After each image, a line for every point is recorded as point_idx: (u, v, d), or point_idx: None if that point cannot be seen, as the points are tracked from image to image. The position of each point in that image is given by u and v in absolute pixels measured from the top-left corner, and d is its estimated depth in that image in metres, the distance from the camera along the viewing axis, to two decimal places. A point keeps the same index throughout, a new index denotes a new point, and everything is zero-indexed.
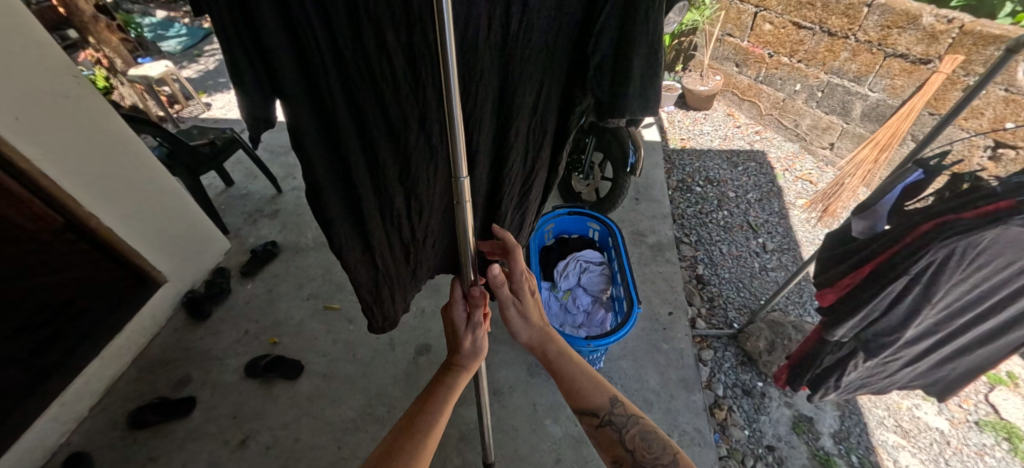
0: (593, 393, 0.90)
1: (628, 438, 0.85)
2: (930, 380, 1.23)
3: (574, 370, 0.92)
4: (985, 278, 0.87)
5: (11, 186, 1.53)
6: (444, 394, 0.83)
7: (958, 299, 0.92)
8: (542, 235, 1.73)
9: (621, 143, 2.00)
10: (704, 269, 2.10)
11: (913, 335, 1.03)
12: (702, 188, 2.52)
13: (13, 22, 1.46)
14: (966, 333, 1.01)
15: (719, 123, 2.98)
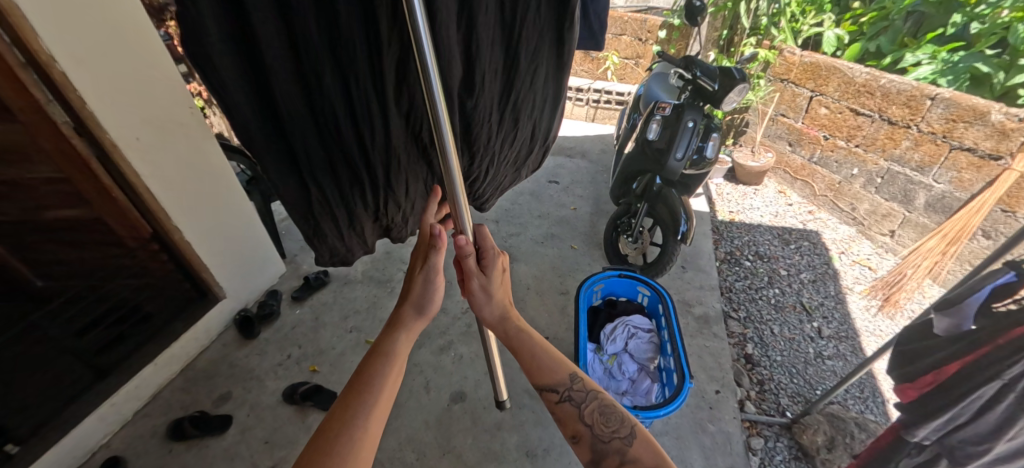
0: (554, 370, 0.99)
1: (587, 413, 0.96)
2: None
3: (530, 346, 1.01)
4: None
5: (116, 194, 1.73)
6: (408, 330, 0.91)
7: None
8: (591, 295, 1.74)
9: (673, 211, 2.03)
10: (753, 348, 2.00)
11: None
12: (751, 263, 2.46)
13: (155, 61, 1.71)
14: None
15: (769, 199, 2.96)
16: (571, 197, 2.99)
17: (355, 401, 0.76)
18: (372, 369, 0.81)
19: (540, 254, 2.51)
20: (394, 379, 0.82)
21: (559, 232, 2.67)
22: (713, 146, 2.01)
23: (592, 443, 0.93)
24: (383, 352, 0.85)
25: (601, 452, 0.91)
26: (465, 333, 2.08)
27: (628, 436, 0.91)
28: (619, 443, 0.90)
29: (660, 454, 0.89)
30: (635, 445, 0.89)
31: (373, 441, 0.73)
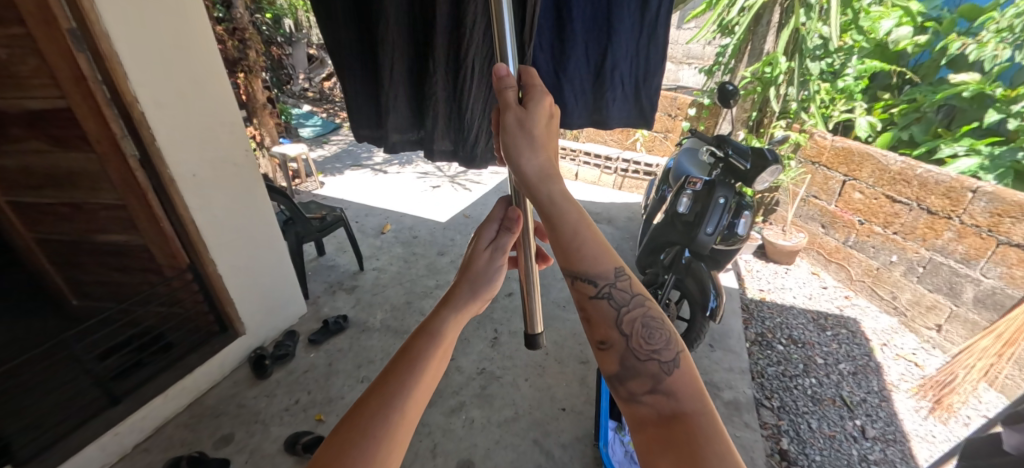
0: (598, 258, 0.77)
1: (626, 320, 0.76)
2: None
3: (577, 216, 0.76)
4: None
5: (164, 224, 1.83)
6: (455, 311, 0.83)
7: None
8: None
9: (702, 285, 1.97)
10: (788, 444, 1.83)
11: None
12: (784, 347, 2.33)
13: (225, 107, 1.89)
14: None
15: (802, 280, 2.86)
16: None
17: (388, 387, 0.67)
18: (410, 348, 0.73)
19: (561, 319, 2.46)
20: (434, 361, 0.73)
21: None
22: (745, 223, 2.00)
23: (624, 358, 0.73)
24: (428, 332, 0.77)
25: (630, 370, 0.72)
26: (478, 395, 1.99)
27: (671, 360, 0.71)
28: (657, 367, 0.71)
29: (705, 395, 0.67)
30: (677, 374, 0.69)
31: (406, 432, 0.64)
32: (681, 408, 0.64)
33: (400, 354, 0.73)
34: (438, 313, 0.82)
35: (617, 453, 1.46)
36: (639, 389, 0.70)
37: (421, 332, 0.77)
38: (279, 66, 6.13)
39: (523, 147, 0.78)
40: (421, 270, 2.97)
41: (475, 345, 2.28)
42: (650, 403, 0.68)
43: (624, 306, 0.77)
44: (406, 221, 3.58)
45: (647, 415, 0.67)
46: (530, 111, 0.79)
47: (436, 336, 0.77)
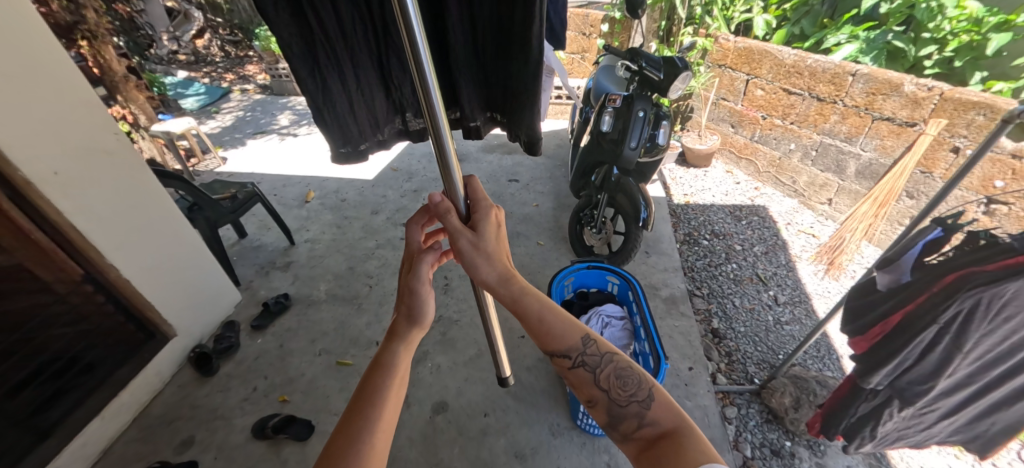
0: (566, 335, 0.81)
1: (603, 378, 0.81)
2: (970, 439, 1.17)
3: (542, 308, 0.81)
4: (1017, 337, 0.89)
5: (39, 234, 1.56)
6: (403, 339, 0.81)
7: (985, 356, 0.94)
8: (562, 289, 1.76)
9: (633, 199, 2.09)
10: (718, 323, 2.10)
11: (950, 391, 1.04)
12: (708, 241, 2.58)
13: (69, 82, 1.55)
14: (992, 397, 1.02)
15: (719, 179, 3.11)
16: (533, 195, 3.02)
17: (353, 430, 0.68)
18: (365, 387, 0.73)
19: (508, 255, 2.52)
20: (392, 392, 0.74)
21: (525, 230, 2.69)
22: (663, 134, 2.09)
23: (610, 409, 0.80)
24: (382, 365, 0.76)
25: (618, 417, 0.78)
26: (440, 341, 2.04)
27: (647, 400, 0.77)
28: (638, 407, 0.77)
29: (679, 412, 0.76)
30: (655, 408, 0.76)
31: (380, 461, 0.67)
32: (664, 431, 0.73)
33: (357, 393, 0.73)
34: (386, 344, 0.80)
35: None
36: (629, 428, 0.77)
37: (374, 369, 0.76)
38: (132, 25, 5.14)
39: (480, 262, 0.82)
40: (358, 233, 2.84)
41: None
42: (641, 435, 0.76)
43: (599, 367, 0.82)
44: (330, 185, 3.35)
45: (640, 448, 0.75)
46: (480, 231, 0.82)
47: (392, 368, 0.76)
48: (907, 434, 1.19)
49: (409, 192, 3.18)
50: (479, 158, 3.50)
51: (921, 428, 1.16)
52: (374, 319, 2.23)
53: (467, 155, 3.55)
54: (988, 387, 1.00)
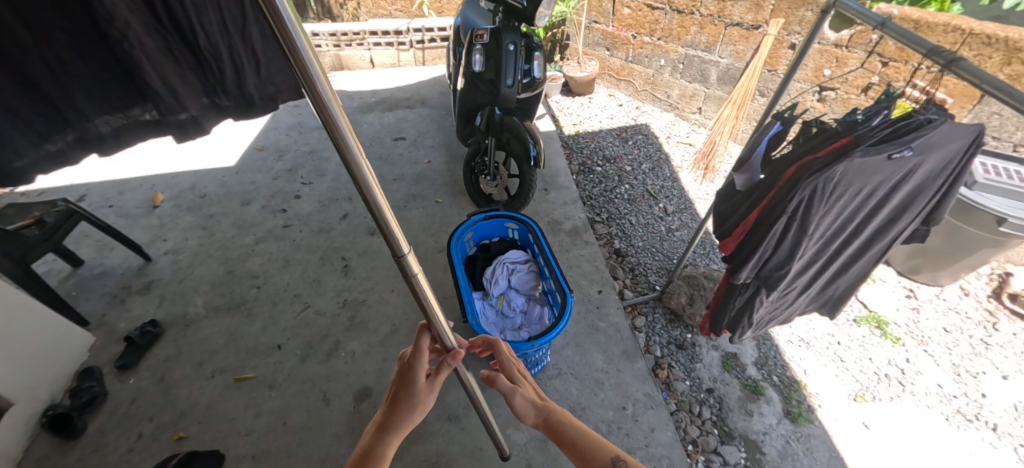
0: (597, 452, 0.78)
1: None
2: (821, 301, 1.34)
3: (577, 432, 0.83)
4: (843, 210, 0.98)
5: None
6: (390, 430, 0.79)
7: (823, 232, 1.02)
8: (463, 244, 1.68)
9: (521, 138, 2.05)
10: (619, 243, 2.22)
11: (803, 271, 1.13)
12: (601, 167, 2.66)
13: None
14: (831, 264, 1.14)
15: (603, 104, 3.17)
16: (424, 152, 2.84)
17: None
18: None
19: (408, 220, 2.37)
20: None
21: (422, 191, 2.54)
22: (538, 66, 2.03)
23: None
24: (375, 449, 0.76)
25: None
26: (351, 327, 1.91)
27: None
28: None
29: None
30: None
31: None
32: None
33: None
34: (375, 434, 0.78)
35: (489, 316, 1.57)
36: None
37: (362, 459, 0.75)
38: None
39: (524, 406, 0.88)
40: (230, 230, 2.46)
41: (328, 282, 2.09)
42: None
43: None
44: (182, 181, 2.81)
45: None
46: (520, 382, 0.90)
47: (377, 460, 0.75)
48: (773, 315, 1.29)
49: (283, 173, 2.79)
50: (358, 121, 3.17)
51: (784, 305, 1.26)
52: (269, 322, 1.99)
53: None
54: (830, 257, 1.11)
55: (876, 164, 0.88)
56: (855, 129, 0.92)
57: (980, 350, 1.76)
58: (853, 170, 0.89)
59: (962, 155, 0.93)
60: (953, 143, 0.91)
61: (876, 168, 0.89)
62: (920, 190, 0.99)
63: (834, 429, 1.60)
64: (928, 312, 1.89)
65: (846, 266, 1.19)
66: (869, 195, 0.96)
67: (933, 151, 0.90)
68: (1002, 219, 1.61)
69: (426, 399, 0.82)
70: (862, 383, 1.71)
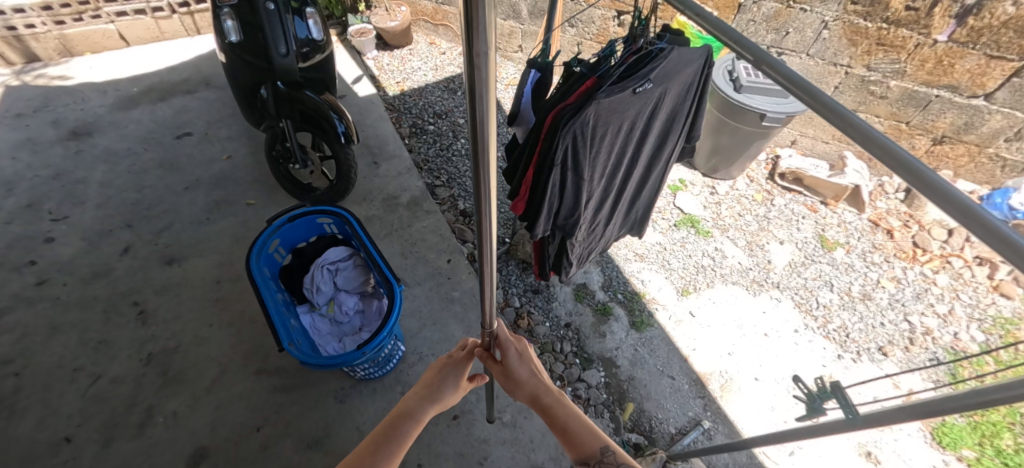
0: (589, 439, 0.74)
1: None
2: (629, 225, 1.42)
3: (574, 419, 0.78)
4: (612, 149, 0.98)
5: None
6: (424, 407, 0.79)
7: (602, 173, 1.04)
8: (267, 255, 1.41)
9: (320, 114, 1.77)
10: (463, 204, 2.17)
11: (599, 209, 1.16)
12: (434, 125, 2.51)
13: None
14: (622, 194, 1.19)
15: (426, 55, 2.94)
16: (222, 147, 2.35)
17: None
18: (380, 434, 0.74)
19: (216, 236, 1.98)
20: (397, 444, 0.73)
21: (229, 196, 2.13)
22: (315, 26, 1.76)
23: None
24: (406, 418, 0.77)
25: None
26: (164, 384, 1.57)
27: None
28: None
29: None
30: None
31: None
32: None
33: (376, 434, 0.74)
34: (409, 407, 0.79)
35: (320, 329, 1.39)
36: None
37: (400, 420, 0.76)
38: None
39: (517, 380, 0.85)
40: None
41: (119, 338, 1.67)
42: None
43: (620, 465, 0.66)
44: None
45: None
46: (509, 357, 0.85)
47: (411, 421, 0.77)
48: (592, 251, 1.34)
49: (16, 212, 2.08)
50: (120, 121, 2.47)
51: (596, 240, 1.32)
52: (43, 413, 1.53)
53: (97, 123, 2.46)
54: (619, 189, 1.16)
55: (624, 101, 0.87)
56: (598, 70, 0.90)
57: (765, 225, 2.13)
58: (603, 109, 0.85)
59: (698, 74, 0.99)
60: (688, 66, 0.95)
61: (626, 106, 0.88)
62: (675, 113, 1.04)
63: (670, 326, 1.82)
64: (726, 203, 2.22)
65: (639, 191, 1.26)
66: (632, 128, 0.98)
67: (672, 78, 0.92)
68: (763, 114, 1.88)
69: (460, 390, 0.85)
70: (686, 279, 1.96)
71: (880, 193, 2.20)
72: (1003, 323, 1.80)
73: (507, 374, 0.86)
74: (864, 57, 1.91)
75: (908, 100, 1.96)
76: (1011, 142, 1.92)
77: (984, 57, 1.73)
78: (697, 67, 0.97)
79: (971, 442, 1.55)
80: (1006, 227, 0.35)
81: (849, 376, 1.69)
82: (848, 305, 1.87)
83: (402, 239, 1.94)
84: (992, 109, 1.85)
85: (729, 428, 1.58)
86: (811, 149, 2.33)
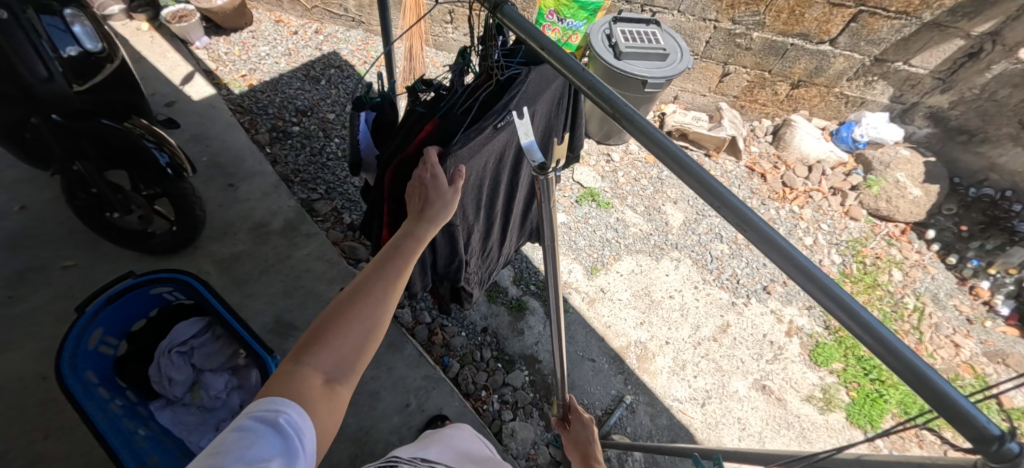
0: None
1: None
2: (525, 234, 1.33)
3: None
4: (483, 186, 0.85)
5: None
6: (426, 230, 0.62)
7: (482, 207, 0.92)
8: (87, 352, 1.10)
9: (130, 146, 1.39)
10: (350, 216, 1.93)
11: (486, 241, 1.05)
12: (299, 126, 2.15)
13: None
14: (512, 214, 1.09)
15: (273, 36, 2.47)
16: (8, 195, 1.79)
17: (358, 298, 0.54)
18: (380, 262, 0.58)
19: (26, 318, 1.54)
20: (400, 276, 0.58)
21: (34, 261, 1.65)
22: (85, 32, 1.31)
23: None
24: (406, 235, 0.61)
25: None
26: None
27: None
28: None
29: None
30: None
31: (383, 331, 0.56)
32: None
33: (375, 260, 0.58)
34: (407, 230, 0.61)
35: (185, 423, 1.16)
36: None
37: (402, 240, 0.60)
38: None
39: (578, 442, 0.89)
40: None
41: None
42: None
43: None
44: None
45: None
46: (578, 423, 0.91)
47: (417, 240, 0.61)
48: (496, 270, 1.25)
49: None
50: None
51: (500, 259, 1.22)
52: None
53: None
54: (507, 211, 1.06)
55: (481, 143, 0.72)
56: (438, 110, 0.77)
57: (659, 187, 2.20)
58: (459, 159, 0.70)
59: (564, 84, 0.86)
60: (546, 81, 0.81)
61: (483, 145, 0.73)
62: (549, 128, 0.92)
63: (584, 307, 1.84)
64: (621, 170, 2.23)
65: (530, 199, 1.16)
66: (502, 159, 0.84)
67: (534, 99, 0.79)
68: (645, 80, 1.83)
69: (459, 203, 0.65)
70: (594, 256, 1.97)
71: (753, 138, 2.35)
72: (853, 244, 2.07)
73: (575, 438, 0.90)
74: (728, 10, 1.94)
75: (768, 50, 2.05)
76: (850, 81, 2.13)
77: (827, 6, 1.84)
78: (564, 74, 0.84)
79: (839, 355, 1.81)
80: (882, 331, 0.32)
81: (742, 320, 1.86)
82: (736, 253, 2.04)
83: (282, 275, 1.67)
84: (834, 53, 2.01)
85: (649, 396, 1.67)
86: (691, 103, 2.40)
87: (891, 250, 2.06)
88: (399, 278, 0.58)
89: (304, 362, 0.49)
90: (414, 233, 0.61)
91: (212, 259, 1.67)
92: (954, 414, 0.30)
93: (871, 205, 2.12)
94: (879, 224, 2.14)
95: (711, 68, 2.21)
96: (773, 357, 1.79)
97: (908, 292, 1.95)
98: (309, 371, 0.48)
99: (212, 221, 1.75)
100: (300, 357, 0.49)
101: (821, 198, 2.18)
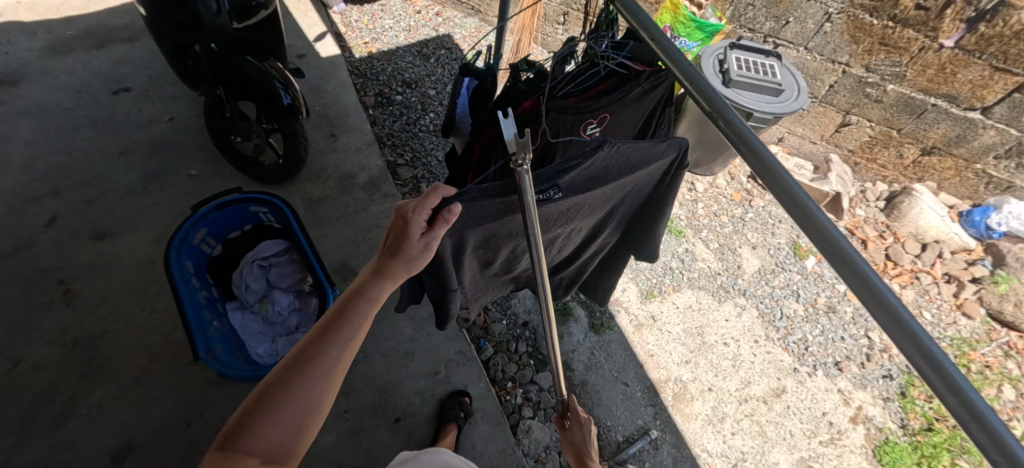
0: None
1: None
2: None
3: None
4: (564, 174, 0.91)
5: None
6: (379, 293, 0.59)
7: (496, 260, 0.84)
8: (191, 246, 1.28)
9: (264, 82, 1.58)
10: (427, 186, 2.03)
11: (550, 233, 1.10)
12: (402, 95, 2.31)
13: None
14: None
15: (399, 12, 2.68)
16: (164, 107, 2.13)
17: (299, 370, 0.51)
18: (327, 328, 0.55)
19: (153, 210, 1.82)
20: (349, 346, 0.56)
21: (169, 165, 1.95)
22: None
23: None
24: (358, 294, 0.58)
25: None
26: (87, 374, 1.46)
27: None
28: None
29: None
30: None
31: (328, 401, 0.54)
32: None
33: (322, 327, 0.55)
34: (360, 293, 0.58)
35: (250, 328, 1.30)
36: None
37: (356, 299, 0.58)
38: None
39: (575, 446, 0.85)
40: None
41: (42, 320, 1.54)
42: None
43: None
44: None
45: None
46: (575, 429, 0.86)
47: (374, 301, 0.58)
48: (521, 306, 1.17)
49: None
50: (48, 71, 2.20)
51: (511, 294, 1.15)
52: None
53: (21, 70, 2.19)
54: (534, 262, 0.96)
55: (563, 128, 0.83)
56: (539, 89, 0.81)
57: (739, 227, 2.07)
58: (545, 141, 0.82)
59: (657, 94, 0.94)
60: (644, 87, 0.87)
61: (568, 139, 0.76)
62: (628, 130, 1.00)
63: (630, 330, 1.78)
64: (702, 201, 2.13)
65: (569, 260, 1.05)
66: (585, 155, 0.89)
67: (598, 182, 0.68)
68: (750, 113, 1.74)
69: (426, 259, 0.60)
70: (652, 281, 1.89)
71: (861, 200, 2.13)
72: (960, 343, 1.78)
73: (570, 439, 0.86)
74: (864, 56, 1.77)
75: (902, 106, 1.85)
76: (998, 159, 1.85)
77: (989, 69, 1.61)
78: (657, 163, 0.74)
79: (911, 462, 1.57)
80: (905, 313, 0.34)
81: (801, 389, 1.69)
82: (811, 317, 1.85)
83: (356, 225, 1.80)
84: (986, 124, 1.75)
85: (677, 439, 1.57)
86: (797, 148, 2.24)
87: (1009, 363, 1.75)
88: (351, 344, 0.56)
89: (239, 445, 0.46)
90: (367, 294, 0.58)
91: (302, 197, 1.85)
92: (972, 414, 0.30)
93: (993, 304, 1.82)
94: (1000, 329, 1.82)
95: (829, 115, 2.03)
96: (828, 439, 1.60)
97: (1018, 417, 1.65)
98: (244, 452, 0.46)
99: (310, 164, 1.95)
100: (234, 440, 0.47)
101: (930, 282, 1.91)
